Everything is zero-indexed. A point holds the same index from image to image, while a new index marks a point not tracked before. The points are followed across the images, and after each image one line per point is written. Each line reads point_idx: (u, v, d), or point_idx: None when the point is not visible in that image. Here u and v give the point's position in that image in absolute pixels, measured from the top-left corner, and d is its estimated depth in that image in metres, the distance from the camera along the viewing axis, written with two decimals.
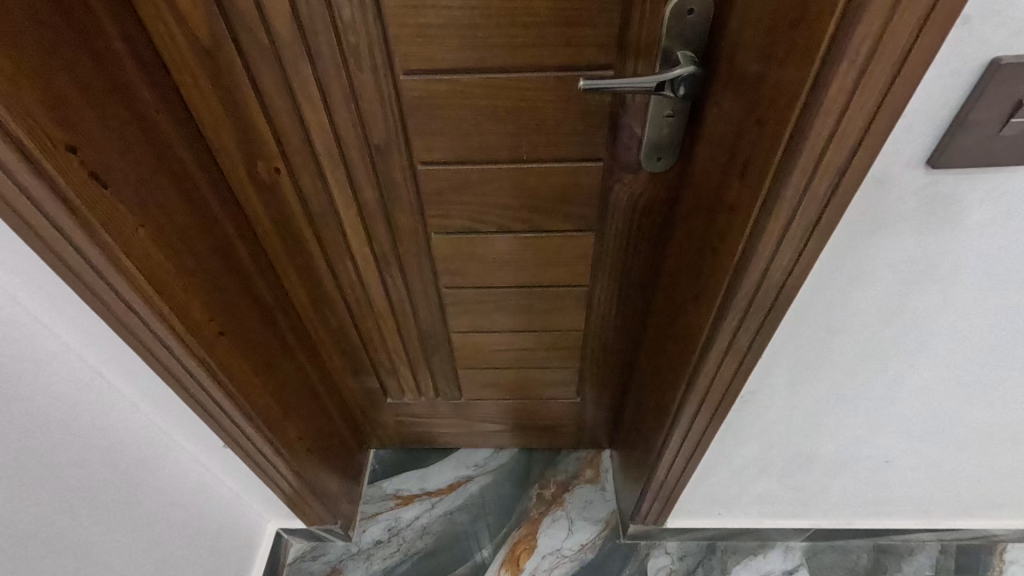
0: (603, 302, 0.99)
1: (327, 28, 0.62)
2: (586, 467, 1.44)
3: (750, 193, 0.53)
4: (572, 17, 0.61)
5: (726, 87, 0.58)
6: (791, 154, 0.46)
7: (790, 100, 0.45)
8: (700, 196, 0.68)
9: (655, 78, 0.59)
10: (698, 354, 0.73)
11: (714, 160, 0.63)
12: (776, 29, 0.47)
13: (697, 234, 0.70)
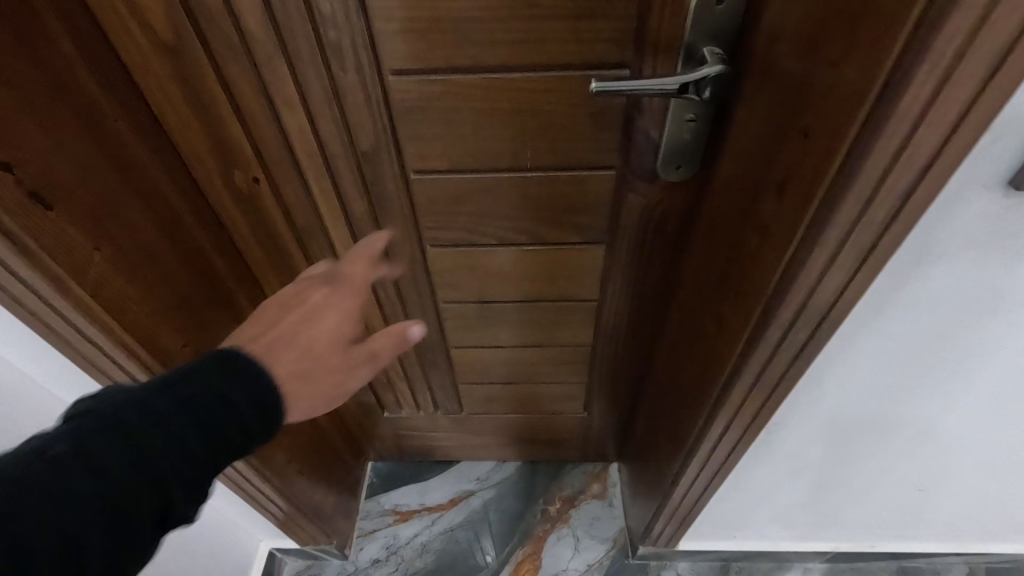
0: (613, 316, 0.92)
1: (304, 25, 0.55)
2: (592, 481, 1.38)
3: (791, 214, 0.46)
4: (581, 8, 0.53)
5: (760, 90, 0.50)
6: (847, 174, 0.39)
7: (848, 111, 0.38)
8: (725, 210, 0.61)
9: (679, 77, 0.51)
10: (723, 383, 0.66)
11: (743, 171, 0.55)
12: (827, 24, 0.40)
13: (721, 251, 0.62)
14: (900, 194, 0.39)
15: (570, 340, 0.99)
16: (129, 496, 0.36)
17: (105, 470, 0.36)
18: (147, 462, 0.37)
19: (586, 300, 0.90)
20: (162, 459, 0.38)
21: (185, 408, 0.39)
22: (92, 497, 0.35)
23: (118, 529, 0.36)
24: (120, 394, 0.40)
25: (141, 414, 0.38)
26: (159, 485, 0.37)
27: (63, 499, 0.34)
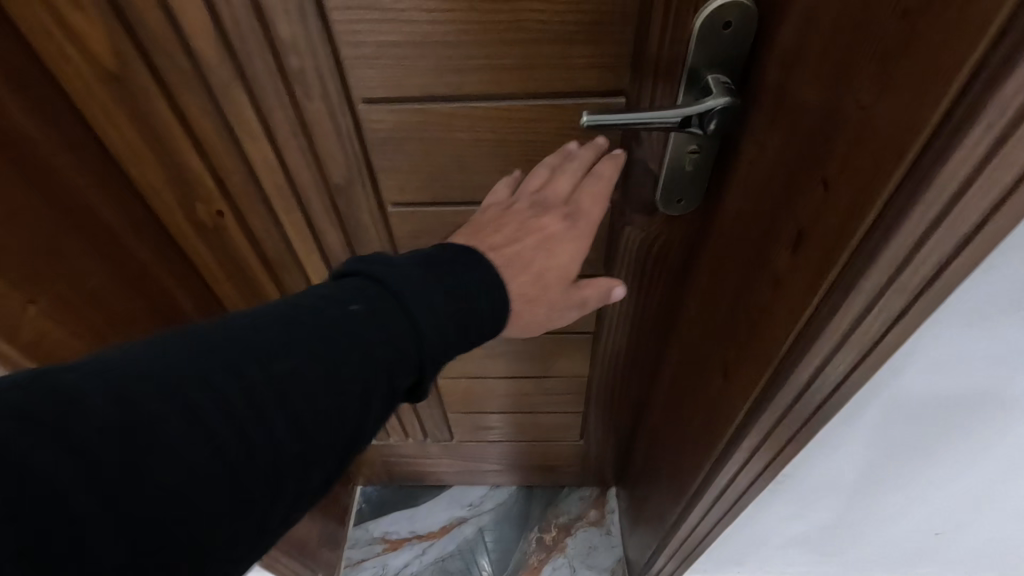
0: (610, 349, 0.86)
1: (263, 51, 0.49)
2: (590, 508, 1.32)
3: (807, 271, 0.41)
4: (574, 32, 0.48)
5: (770, 127, 0.44)
6: (878, 238, 0.33)
7: (880, 168, 0.32)
8: (728, 251, 0.55)
9: (683, 110, 0.46)
10: (730, 435, 0.61)
11: (749, 213, 0.50)
12: (853, 62, 0.34)
13: (724, 295, 0.57)
14: (933, 266, 0.33)
15: (564, 370, 0.93)
16: (381, 368, 0.36)
17: (364, 343, 0.36)
18: (398, 341, 0.37)
19: (581, 330, 0.85)
20: (414, 336, 0.38)
21: (422, 293, 0.39)
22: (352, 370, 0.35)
23: (368, 402, 0.36)
24: (354, 275, 0.39)
25: (385, 292, 0.38)
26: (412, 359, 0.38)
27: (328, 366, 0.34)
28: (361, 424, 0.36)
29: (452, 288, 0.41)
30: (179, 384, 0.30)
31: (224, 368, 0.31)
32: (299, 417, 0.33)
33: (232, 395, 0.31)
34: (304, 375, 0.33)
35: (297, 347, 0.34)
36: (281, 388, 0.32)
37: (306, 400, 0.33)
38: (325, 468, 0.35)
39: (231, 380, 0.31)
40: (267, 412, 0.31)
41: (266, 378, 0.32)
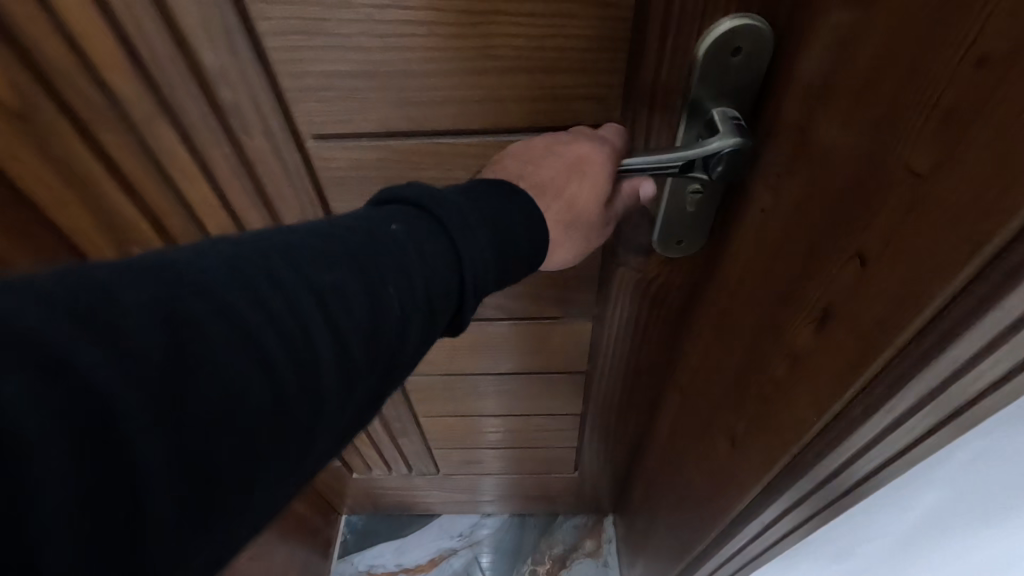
0: (604, 388, 0.79)
1: (188, 83, 0.41)
2: (585, 537, 1.26)
3: (833, 355, 0.34)
4: (554, 60, 0.40)
5: (787, 173, 0.37)
6: (933, 338, 0.27)
7: (940, 256, 0.25)
8: (733, 303, 0.49)
9: (686, 151, 0.38)
10: (739, 504, 0.54)
11: (756, 268, 0.43)
12: (898, 117, 0.27)
13: (730, 352, 0.50)
14: (996, 377, 0.26)
15: (556, 407, 0.87)
16: (436, 287, 0.32)
17: (412, 265, 0.31)
18: (444, 267, 0.33)
19: (572, 368, 0.78)
20: (459, 263, 0.34)
21: (469, 218, 0.35)
22: (402, 292, 0.30)
23: (413, 329, 0.31)
24: (389, 199, 0.35)
25: (431, 217, 0.34)
26: (454, 286, 0.34)
27: (377, 283, 0.30)
28: (404, 349, 0.31)
29: (496, 214, 0.36)
30: (219, 287, 0.25)
31: (269, 271, 0.27)
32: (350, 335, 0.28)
33: (280, 300, 0.26)
34: (353, 290, 0.29)
35: (343, 254, 0.30)
36: (330, 299, 0.28)
37: (361, 317, 0.28)
38: (366, 401, 0.30)
39: (272, 284, 0.26)
40: (316, 324, 0.27)
41: (317, 289, 0.27)
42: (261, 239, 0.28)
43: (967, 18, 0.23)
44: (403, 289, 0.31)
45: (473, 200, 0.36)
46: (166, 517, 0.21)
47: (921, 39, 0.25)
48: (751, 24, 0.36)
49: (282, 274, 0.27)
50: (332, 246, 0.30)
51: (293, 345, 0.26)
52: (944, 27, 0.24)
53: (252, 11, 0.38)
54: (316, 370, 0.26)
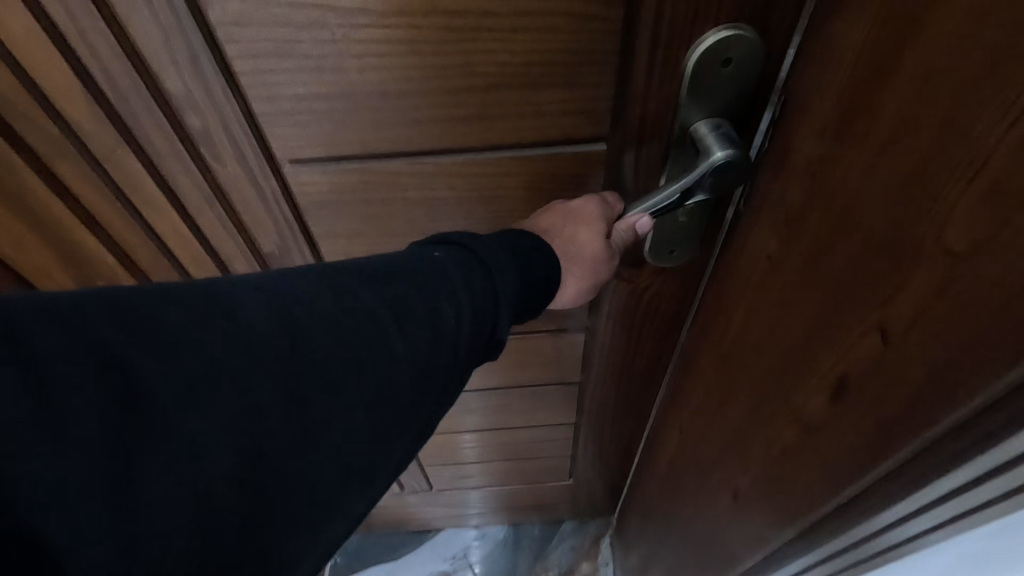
0: (597, 400, 0.78)
1: (152, 110, 0.39)
2: (582, 560, 1.25)
3: (852, 429, 0.33)
4: (541, 76, 0.39)
5: (806, 201, 0.36)
6: (979, 431, 0.25)
7: (979, 347, 0.24)
8: (736, 352, 0.49)
9: (683, 180, 0.39)
10: (738, 532, 0.53)
11: (764, 323, 0.43)
12: (928, 186, 0.26)
13: (737, 399, 0.50)
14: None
15: (549, 418, 0.86)
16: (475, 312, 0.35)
17: (430, 318, 0.33)
18: (467, 309, 0.35)
19: (565, 380, 0.77)
20: (494, 305, 0.36)
21: (503, 261, 0.37)
22: (416, 347, 0.33)
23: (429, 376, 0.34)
24: (433, 245, 0.37)
25: (473, 265, 0.36)
26: (483, 326, 0.36)
27: (394, 344, 0.32)
28: (423, 392, 0.34)
29: (529, 263, 0.39)
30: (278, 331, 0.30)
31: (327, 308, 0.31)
32: (353, 399, 0.31)
33: (328, 333, 0.30)
34: (368, 351, 0.31)
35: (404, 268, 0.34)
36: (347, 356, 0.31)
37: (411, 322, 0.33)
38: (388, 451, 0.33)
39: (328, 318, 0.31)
40: (328, 391, 0.30)
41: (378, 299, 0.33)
42: (294, 297, 0.31)
43: (1005, 81, 0.22)
44: (415, 348, 0.33)
45: (509, 247, 0.39)
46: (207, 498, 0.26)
47: (955, 103, 0.25)
48: (740, 35, 0.35)
49: (307, 336, 0.30)
50: (382, 276, 0.34)
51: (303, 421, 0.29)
52: (977, 95, 0.23)
53: (219, 34, 0.35)
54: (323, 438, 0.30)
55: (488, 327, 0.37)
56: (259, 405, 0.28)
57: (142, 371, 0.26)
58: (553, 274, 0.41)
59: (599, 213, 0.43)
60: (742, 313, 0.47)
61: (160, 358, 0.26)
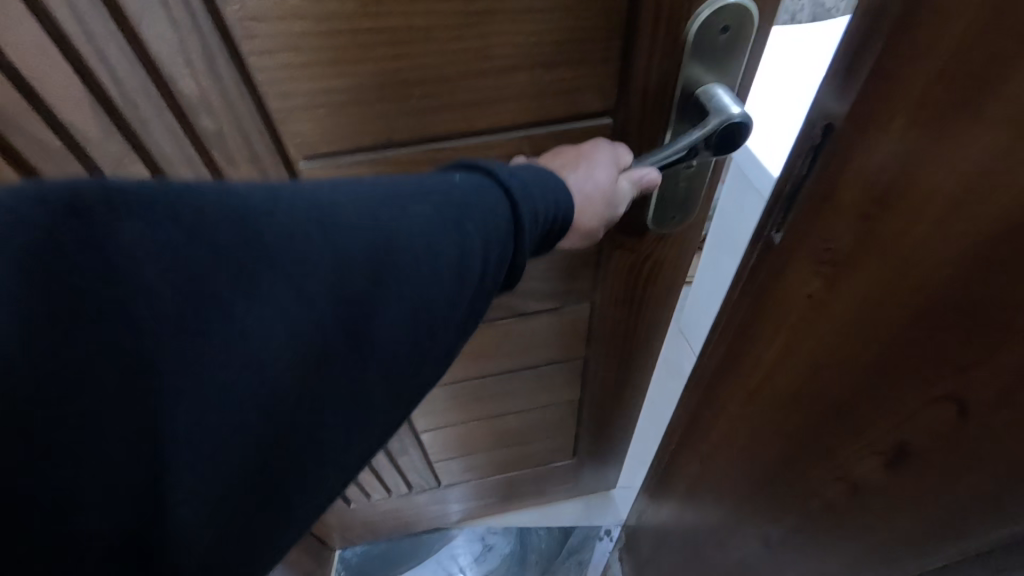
0: (601, 373, 0.81)
1: (162, 114, 0.38)
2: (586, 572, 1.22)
3: (935, 503, 0.31)
4: (553, 55, 0.40)
5: (858, 244, 0.33)
6: None
7: None
8: (766, 397, 0.46)
9: (697, 133, 0.42)
10: (759, 532, 0.52)
11: (805, 373, 0.40)
12: None
13: (768, 440, 0.47)
14: None
15: (552, 400, 0.87)
16: (495, 239, 0.37)
17: (460, 248, 0.35)
18: (493, 232, 0.37)
19: (570, 360, 0.78)
20: (510, 228, 0.38)
21: (519, 186, 0.38)
22: (446, 272, 0.35)
23: (458, 302, 0.36)
24: (466, 172, 0.39)
25: (500, 194, 0.38)
26: (507, 256, 0.38)
27: (431, 271, 0.34)
28: (452, 319, 0.36)
29: (544, 197, 0.40)
30: (334, 266, 0.31)
31: (366, 252, 0.32)
32: (394, 323, 0.33)
33: (370, 272, 0.32)
34: (402, 277, 0.33)
35: (435, 194, 0.36)
36: (392, 288, 0.33)
37: (441, 252, 0.35)
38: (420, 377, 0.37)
39: (372, 256, 0.32)
40: (368, 316, 0.32)
41: (415, 226, 0.34)
42: (333, 220, 0.31)
43: None
44: (446, 270, 0.35)
45: (528, 182, 0.39)
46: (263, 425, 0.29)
47: None
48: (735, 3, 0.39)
49: (346, 263, 0.31)
50: (418, 201, 0.35)
51: (350, 351, 0.32)
52: None
53: (234, 30, 0.35)
54: (361, 368, 0.32)
55: (510, 257, 0.39)
56: (315, 328, 0.30)
57: (211, 273, 0.27)
58: (566, 212, 0.41)
59: (609, 157, 0.44)
60: (772, 360, 0.44)
61: (234, 270, 0.28)
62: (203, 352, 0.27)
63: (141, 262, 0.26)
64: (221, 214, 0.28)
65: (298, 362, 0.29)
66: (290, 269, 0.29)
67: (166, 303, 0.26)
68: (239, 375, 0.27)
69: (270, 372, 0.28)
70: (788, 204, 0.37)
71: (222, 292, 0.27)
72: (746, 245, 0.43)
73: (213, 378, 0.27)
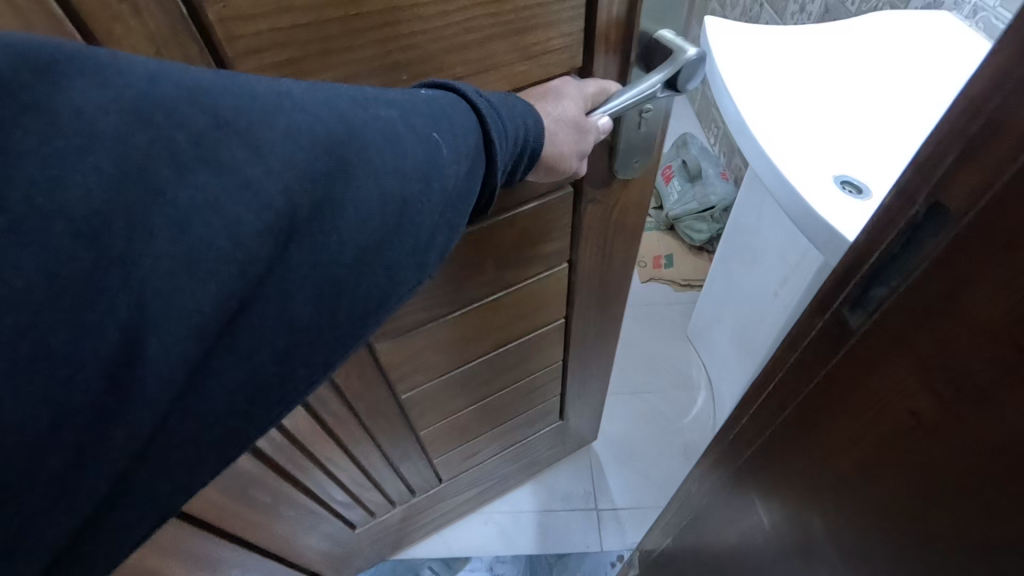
0: (581, 328, 0.86)
1: None
2: None
3: None
4: (527, 19, 0.42)
5: (962, 358, 0.26)
6: None
7: None
8: (808, 489, 0.40)
9: (659, 73, 0.46)
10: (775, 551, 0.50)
11: (883, 491, 0.33)
12: None
13: (806, 533, 0.41)
14: None
15: (540, 366, 0.90)
16: (461, 151, 0.38)
17: (428, 152, 0.37)
18: (461, 142, 0.38)
19: (554, 322, 0.82)
20: (478, 140, 0.39)
21: (483, 99, 0.40)
22: (409, 175, 0.36)
23: (433, 208, 0.37)
24: (431, 89, 0.39)
25: (466, 109, 0.39)
26: (479, 168, 0.40)
27: (405, 170, 0.35)
28: (433, 224, 0.38)
29: (511, 116, 0.41)
30: (304, 150, 0.32)
31: (329, 143, 0.33)
32: (362, 219, 0.34)
33: (340, 162, 0.33)
34: (366, 168, 0.34)
35: (406, 104, 0.37)
36: (361, 185, 0.34)
37: (412, 155, 0.36)
38: (398, 282, 0.37)
39: (337, 140, 0.33)
40: (332, 201, 0.33)
41: (381, 126, 0.35)
42: (301, 108, 0.32)
43: None
44: (411, 168, 0.36)
45: (493, 102, 0.41)
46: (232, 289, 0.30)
47: None
48: None
49: (305, 141, 0.32)
50: (387, 108, 0.36)
51: (320, 232, 0.33)
52: None
53: (218, 33, 0.33)
54: (335, 250, 0.33)
55: (483, 169, 0.40)
56: (277, 210, 0.31)
57: (185, 153, 0.29)
58: (536, 135, 0.42)
59: (573, 93, 0.45)
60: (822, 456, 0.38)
61: (195, 143, 0.29)
62: (178, 228, 0.28)
63: (93, 114, 0.27)
64: (183, 88, 0.30)
65: (265, 233, 0.31)
66: (249, 149, 0.30)
67: (122, 190, 0.27)
68: (214, 234, 0.29)
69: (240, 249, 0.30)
70: (867, 284, 0.32)
71: (182, 153, 0.29)
72: (806, 315, 0.38)
73: (189, 233, 0.29)
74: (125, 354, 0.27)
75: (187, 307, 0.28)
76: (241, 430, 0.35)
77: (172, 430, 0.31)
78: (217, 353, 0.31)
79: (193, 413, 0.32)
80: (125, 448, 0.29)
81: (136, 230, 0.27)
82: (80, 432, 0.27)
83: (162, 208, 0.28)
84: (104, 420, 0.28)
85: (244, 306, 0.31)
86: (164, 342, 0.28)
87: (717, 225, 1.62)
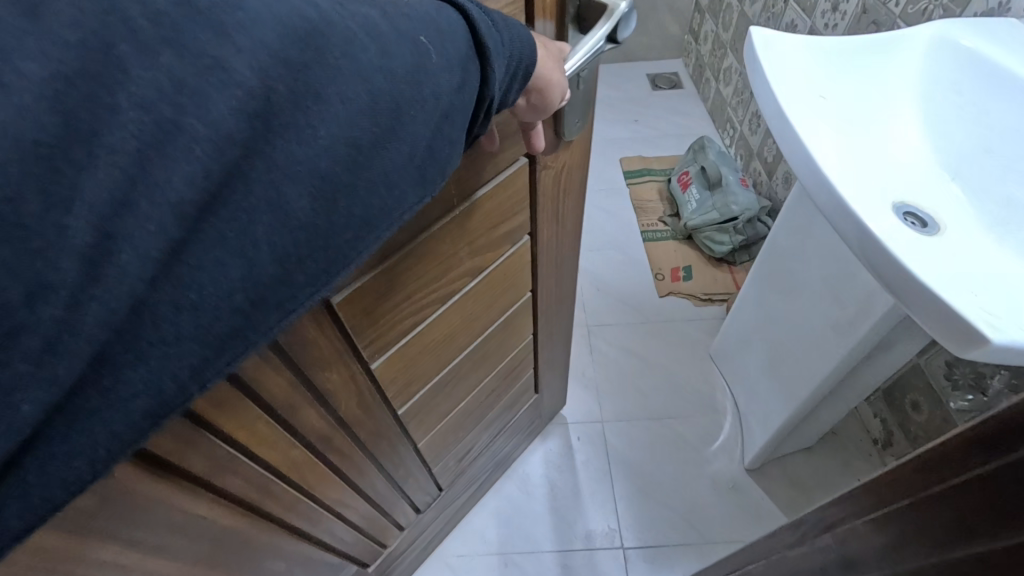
0: (545, 296, 0.89)
1: None
2: None
3: None
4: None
5: None
6: None
7: None
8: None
9: (604, 26, 0.49)
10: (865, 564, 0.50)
11: None
12: None
13: None
14: None
15: (516, 346, 0.92)
16: (452, 49, 0.37)
17: (417, 54, 0.35)
18: (452, 49, 0.37)
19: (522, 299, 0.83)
20: (469, 46, 0.38)
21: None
22: (399, 74, 0.34)
23: (430, 115, 0.36)
24: None
25: (453, 13, 0.37)
26: (471, 73, 0.38)
27: (395, 69, 0.33)
28: (428, 120, 0.36)
29: (501, 20, 0.40)
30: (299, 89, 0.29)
31: (313, 54, 0.29)
32: (350, 116, 0.32)
33: (335, 80, 0.31)
34: (357, 68, 0.32)
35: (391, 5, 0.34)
36: (357, 103, 0.32)
37: (401, 54, 0.34)
38: (394, 190, 0.37)
39: (327, 27, 0.30)
40: (317, 104, 0.30)
41: (368, 21, 0.32)
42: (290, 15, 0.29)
43: None
44: (401, 69, 0.34)
45: (477, 5, 0.39)
46: (209, 172, 0.27)
47: None
48: None
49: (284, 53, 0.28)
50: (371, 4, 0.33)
51: (289, 139, 0.30)
52: None
53: None
54: (323, 144, 0.31)
55: (475, 83, 0.39)
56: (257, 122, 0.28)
57: (153, 45, 0.25)
58: (529, 58, 0.42)
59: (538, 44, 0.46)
60: None
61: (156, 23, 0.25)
62: (156, 129, 0.25)
63: None
64: None
65: (236, 134, 0.27)
66: (224, 42, 0.27)
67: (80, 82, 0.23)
68: (187, 116, 0.26)
69: (221, 152, 0.27)
70: None
71: (142, 32, 0.25)
72: (980, 442, 0.34)
73: (155, 110, 0.25)
74: (96, 232, 0.24)
75: (161, 185, 0.26)
76: (229, 340, 0.32)
77: (155, 329, 0.28)
78: (196, 244, 0.28)
79: (183, 310, 0.29)
80: (102, 339, 0.26)
81: (98, 105, 0.24)
82: (50, 316, 0.24)
83: (125, 95, 0.24)
84: (79, 305, 0.25)
85: (223, 202, 0.28)
86: (135, 237, 0.25)
87: (740, 236, 1.68)
